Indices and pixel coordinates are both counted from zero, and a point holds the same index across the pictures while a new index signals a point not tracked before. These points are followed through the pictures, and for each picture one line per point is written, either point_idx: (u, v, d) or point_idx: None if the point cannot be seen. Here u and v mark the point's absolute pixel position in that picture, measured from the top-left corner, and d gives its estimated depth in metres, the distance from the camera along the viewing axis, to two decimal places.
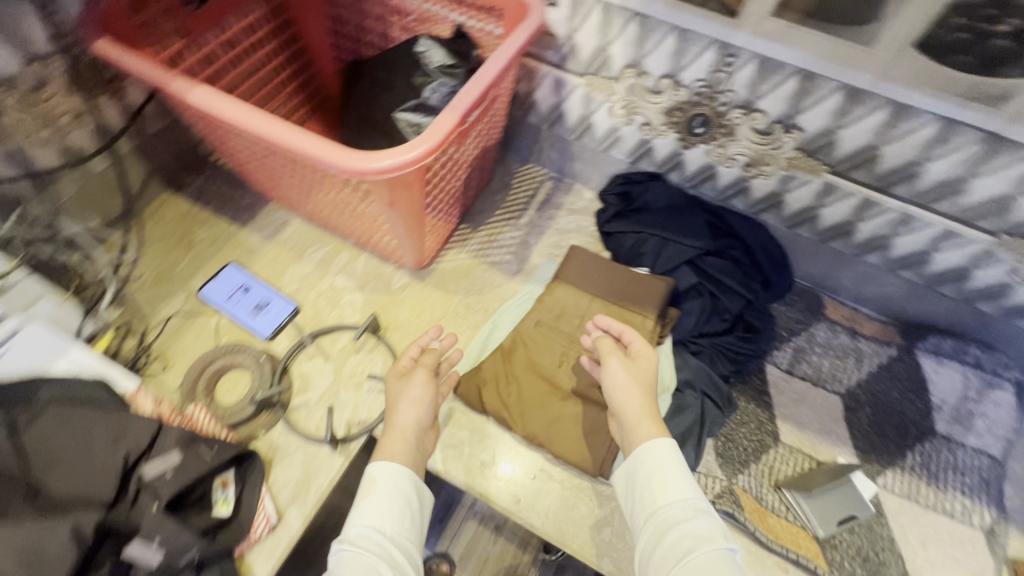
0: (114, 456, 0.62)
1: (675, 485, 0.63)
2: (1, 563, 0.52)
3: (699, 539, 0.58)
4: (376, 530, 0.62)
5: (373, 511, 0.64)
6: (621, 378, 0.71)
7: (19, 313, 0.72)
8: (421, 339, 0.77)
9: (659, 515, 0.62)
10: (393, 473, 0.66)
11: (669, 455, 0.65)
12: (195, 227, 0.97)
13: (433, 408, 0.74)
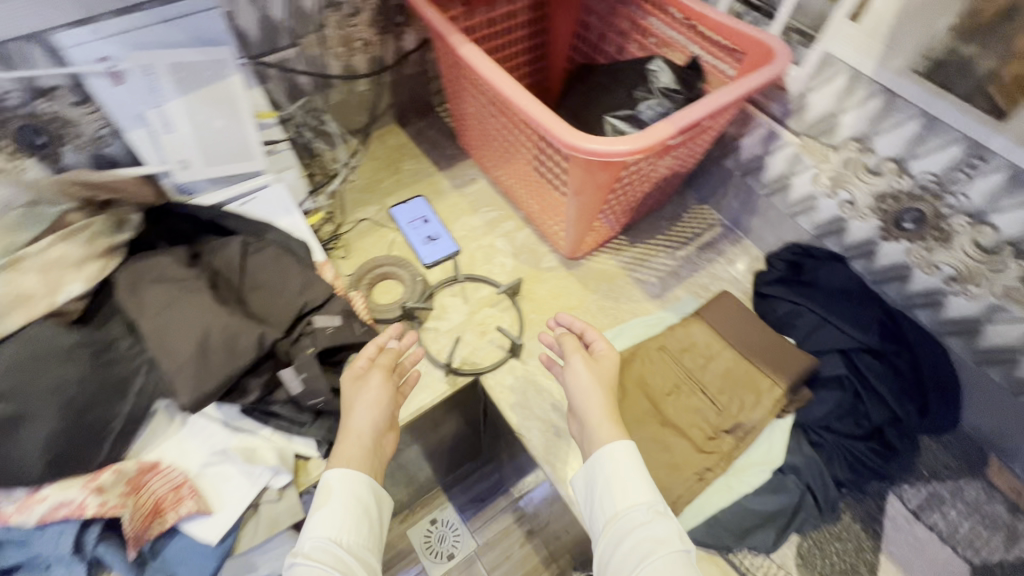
0: (296, 300, 0.76)
1: (633, 487, 0.65)
2: (186, 338, 0.64)
3: (658, 536, 0.61)
4: (329, 540, 0.62)
5: (323, 523, 0.62)
6: (587, 382, 0.71)
7: (274, 172, 0.93)
8: (377, 338, 0.75)
9: (623, 521, 0.63)
10: (346, 482, 0.65)
11: (628, 458, 0.66)
12: (404, 158, 1.13)
13: (391, 409, 0.72)
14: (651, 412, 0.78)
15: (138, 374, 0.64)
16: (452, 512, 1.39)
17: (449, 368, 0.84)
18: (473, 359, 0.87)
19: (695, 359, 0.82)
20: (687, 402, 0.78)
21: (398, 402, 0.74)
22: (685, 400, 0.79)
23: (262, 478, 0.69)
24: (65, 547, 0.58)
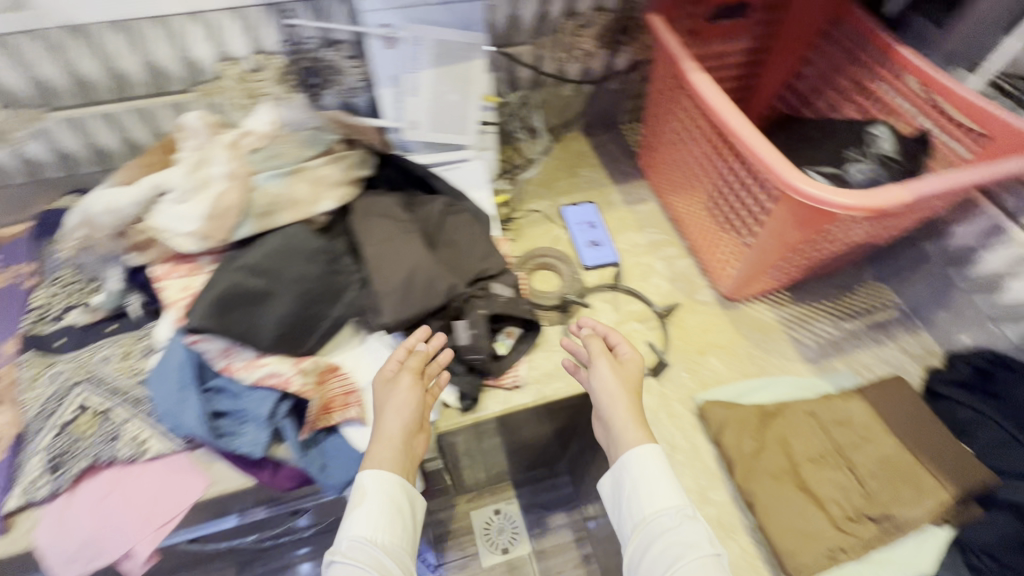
0: (480, 264, 0.83)
1: (661, 492, 0.68)
2: (396, 271, 0.73)
3: (687, 540, 0.64)
4: (365, 540, 0.63)
5: (362, 521, 0.64)
6: (612, 384, 0.74)
7: (477, 150, 1.01)
8: (405, 342, 0.74)
9: (653, 524, 0.66)
10: (378, 481, 0.66)
11: (655, 462, 0.69)
12: (582, 165, 1.18)
13: (420, 411, 0.72)
14: (786, 469, 0.76)
15: (352, 288, 0.74)
16: (515, 510, 1.39)
17: None
18: None
19: (848, 434, 0.78)
20: (829, 472, 0.75)
21: (427, 404, 0.74)
22: (828, 470, 0.75)
23: None
24: (273, 414, 0.69)
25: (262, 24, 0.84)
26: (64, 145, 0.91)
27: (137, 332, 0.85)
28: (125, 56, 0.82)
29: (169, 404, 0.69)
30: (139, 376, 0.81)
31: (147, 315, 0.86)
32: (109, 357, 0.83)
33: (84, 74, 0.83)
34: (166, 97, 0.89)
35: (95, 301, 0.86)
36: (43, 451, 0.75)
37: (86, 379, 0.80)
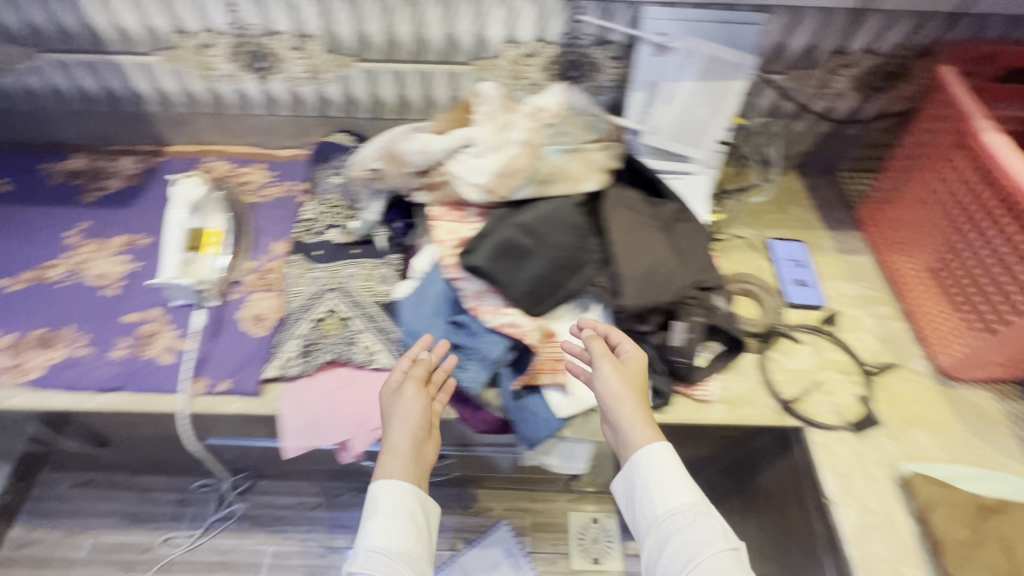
0: (705, 274, 0.84)
1: (674, 492, 0.68)
2: (643, 262, 0.77)
3: (706, 536, 0.65)
4: (380, 549, 0.64)
5: (377, 533, 0.65)
6: (621, 387, 0.72)
7: (704, 166, 1.01)
8: (410, 350, 0.75)
9: (670, 524, 0.67)
10: (393, 490, 0.67)
11: (667, 460, 0.69)
12: (794, 202, 1.14)
13: (428, 419, 0.72)
14: (1004, 569, 0.69)
15: (591, 266, 0.79)
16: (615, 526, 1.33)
17: (784, 404, 0.86)
18: (809, 410, 0.86)
19: None
20: None
21: (437, 409, 0.75)
22: None
23: None
24: (499, 359, 0.77)
25: (553, 16, 0.93)
26: (354, 91, 1.07)
27: (379, 260, 0.97)
28: (435, 26, 0.95)
29: (418, 325, 0.79)
30: (377, 297, 0.92)
31: (389, 248, 0.98)
32: (355, 275, 0.95)
33: (397, 35, 0.97)
34: (448, 66, 1.01)
35: (353, 226, 0.99)
36: (298, 338, 0.88)
37: (337, 288, 0.93)
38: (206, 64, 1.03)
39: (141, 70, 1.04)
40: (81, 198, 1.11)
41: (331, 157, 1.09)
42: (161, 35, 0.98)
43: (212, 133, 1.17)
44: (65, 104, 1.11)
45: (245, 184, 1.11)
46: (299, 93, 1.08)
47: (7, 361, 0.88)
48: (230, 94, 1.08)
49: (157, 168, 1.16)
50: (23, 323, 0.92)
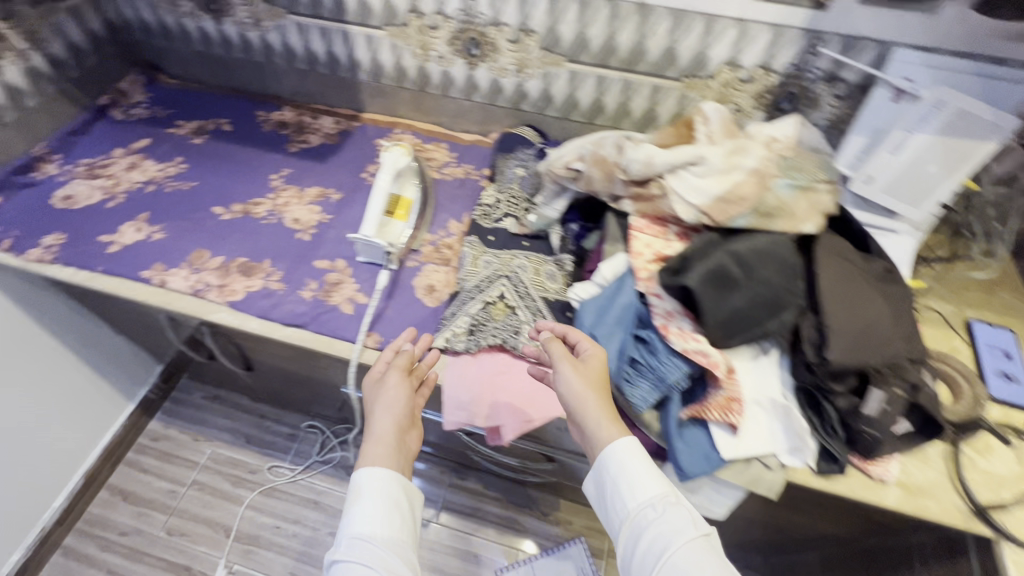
0: (916, 346, 0.76)
1: (642, 483, 0.64)
2: (852, 320, 0.72)
3: (678, 525, 0.61)
4: (365, 537, 0.65)
5: (361, 519, 0.67)
6: (580, 385, 0.70)
7: (909, 227, 0.91)
8: (391, 346, 0.82)
9: (640, 518, 0.63)
10: (375, 477, 0.70)
11: (631, 450, 0.67)
12: (1006, 282, 1.00)
13: (409, 409, 0.77)
14: None
15: (791, 310, 0.74)
16: None
17: (978, 508, 0.76)
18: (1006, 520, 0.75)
19: None
20: None
21: (419, 402, 0.80)
22: None
23: (776, 446, 0.77)
24: (675, 384, 0.74)
25: (788, 44, 0.88)
26: (553, 90, 1.08)
27: (548, 257, 0.99)
28: (659, 38, 0.93)
29: (597, 331, 0.79)
30: (545, 294, 0.94)
31: (561, 249, 0.99)
32: (526, 267, 0.97)
33: (617, 42, 0.96)
34: (656, 79, 1.00)
35: (530, 220, 1.01)
36: (468, 316, 0.91)
37: (508, 276, 0.96)
38: (424, 44, 1.08)
39: (365, 41, 1.11)
40: (286, 147, 1.22)
41: (515, 149, 1.12)
42: (395, 12, 1.04)
43: (406, 108, 1.24)
44: (290, 62, 1.22)
45: (429, 160, 1.17)
46: (500, 83, 1.11)
47: (215, 281, 0.98)
48: (435, 75, 1.14)
49: (352, 132, 1.25)
50: (229, 249, 1.03)
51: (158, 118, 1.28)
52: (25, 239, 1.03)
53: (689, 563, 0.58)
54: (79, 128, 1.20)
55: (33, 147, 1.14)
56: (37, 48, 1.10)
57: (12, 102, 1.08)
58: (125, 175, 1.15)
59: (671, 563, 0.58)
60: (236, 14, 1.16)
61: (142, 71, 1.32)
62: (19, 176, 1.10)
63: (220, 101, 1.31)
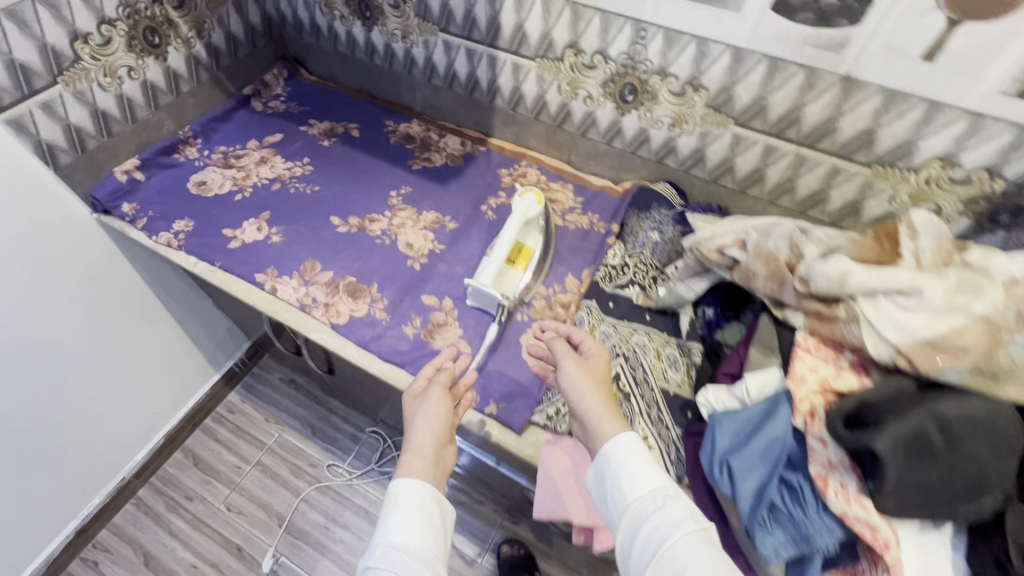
0: None
1: (642, 476, 0.62)
2: None
3: (680, 519, 0.57)
4: (397, 546, 0.62)
5: (395, 529, 0.63)
6: (584, 382, 0.72)
7: None
8: (433, 361, 0.81)
9: (640, 511, 0.60)
10: (413, 486, 0.67)
11: (633, 443, 0.65)
12: None
13: (449, 425, 0.75)
14: None
15: (996, 494, 0.54)
16: None
17: None
18: None
19: None
20: None
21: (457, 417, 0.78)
22: None
23: None
24: (821, 549, 0.60)
25: None
26: (708, 150, 0.96)
27: (671, 339, 0.89)
28: (860, 118, 0.79)
29: (730, 461, 0.66)
30: (665, 386, 0.84)
31: (690, 334, 0.88)
32: (645, 349, 0.87)
33: (804, 114, 0.83)
34: (840, 161, 0.85)
35: (658, 291, 0.91)
36: None
37: (625, 356, 0.86)
38: (574, 81, 1.00)
39: (511, 69, 1.05)
40: (409, 163, 1.19)
41: (650, 207, 1.01)
42: (552, 45, 0.96)
43: (537, 140, 1.17)
44: (428, 77, 1.18)
45: (552, 202, 1.09)
46: (648, 134, 1.00)
47: (322, 297, 0.96)
48: (578, 114, 1.05)
49: (476, 156, 1.20)
50: (340, 265, 1.01)
51: (293, 115, 1.29)
52: (158, 221, 1.06)
53: (690, 557, 0.54)
54: (222, 115, 1.24)
55: (180, 130, 1.18)
56: (201, 37, 1.13)
57: (170, 87, 1.12)
58: (255, 169, 1.17)
59: (670, 555, 0.55)
60: (386, 24, 1.12)
61: (287, 64, 1.34)
62: (163, 156, 1.14)
63: (353, 104, 1.30)
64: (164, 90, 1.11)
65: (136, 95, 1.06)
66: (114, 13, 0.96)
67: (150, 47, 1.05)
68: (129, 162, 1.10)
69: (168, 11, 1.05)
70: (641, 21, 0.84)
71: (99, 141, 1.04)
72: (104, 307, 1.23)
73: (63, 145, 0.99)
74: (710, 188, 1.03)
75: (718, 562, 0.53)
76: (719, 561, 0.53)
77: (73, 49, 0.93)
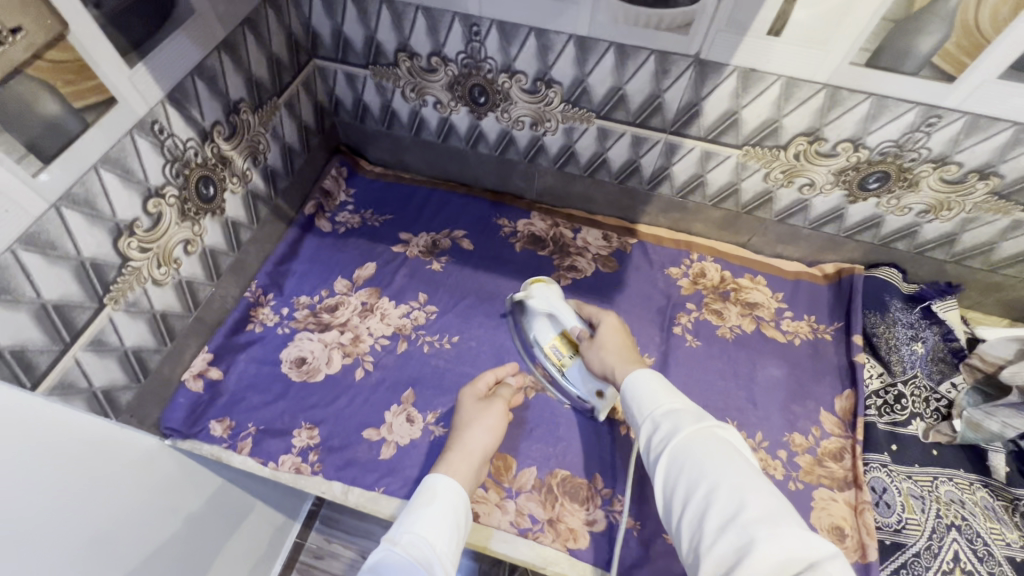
0: None
1: (650, 395, 0.56)
2: None
3: (681, 424, 0.51)
4: (423, 539, 0.53)
5: (424, 524, 0.55)
6: (602, 353, 0.70)
7: None
8: (502, 370, 0.80)
9: (645, 428, 0.54)
10: (447, 495, 0.58)
11: (643, 377, 0.59)
12: None
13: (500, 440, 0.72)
14: None
15: None
16: None
17: None
18: None
19: None
20: None
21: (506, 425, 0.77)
22: None
23: None
24: None
25: None
26: (965, 234, 0.79)
27: (977, 477, 0.74)
28: None
29: None
30: (1011, 553, 0.68)
31: (1010, 476, 0.73)
32: (967, 507, 0.71)
33: None
34: None
35: (953, 425, 0.75)
36: None
37: (959, 528, 0.69)
38: (793, 169, 0.78)
39: (698, 156, 0.81)
40: (553, 278, 0.94)
41: (889, 306, 0.85)
42: (776, 132, 0.74)
43: (705, 225, 0.95)
44: (559, 165, 0.93)
45: (754, 306, 0.89)
46: (882, 220, 0.82)
47: (541, 513, 0.72)
48: (784, 200, 0.84)
49: (630, 253, 0.96)
50: (538, 453, 0.78)
51: (374, 230, 0.98)
52: (267, 438, 0.77)
53: (690, 458, 0.48)
54: (289, 252, 0.94)
55: (246, 290, 0.88)
56: (257, 165, 0.82)
57: (230, 242, 0.80)
58: (362, 325, 0.88)
59: (672, 460, 0.49)
60: (509, 111, 0.85)
61: (345, 158, 1.05)
62: (235, 336, 0.84)
63: (447, 201, 1.02)
64: (224, 250, 0.80)
65: (196, 273, 0.75)
66: (161, 177, 0.64)
67: (205, 203, 0.72)
68: (197, 362, 0.80)
69: (220, 148, 0.73)
70: (937, 107, 0.64)
71: (162, 352, 0.73)
72: (119, 540, 0.64)
73: (123, 380, 0.67)
74: (946, 268, 0.86)
75: (721, 460, 0.47)
76: (724, 455, 0.47)
77: (118, 250, 0.60)
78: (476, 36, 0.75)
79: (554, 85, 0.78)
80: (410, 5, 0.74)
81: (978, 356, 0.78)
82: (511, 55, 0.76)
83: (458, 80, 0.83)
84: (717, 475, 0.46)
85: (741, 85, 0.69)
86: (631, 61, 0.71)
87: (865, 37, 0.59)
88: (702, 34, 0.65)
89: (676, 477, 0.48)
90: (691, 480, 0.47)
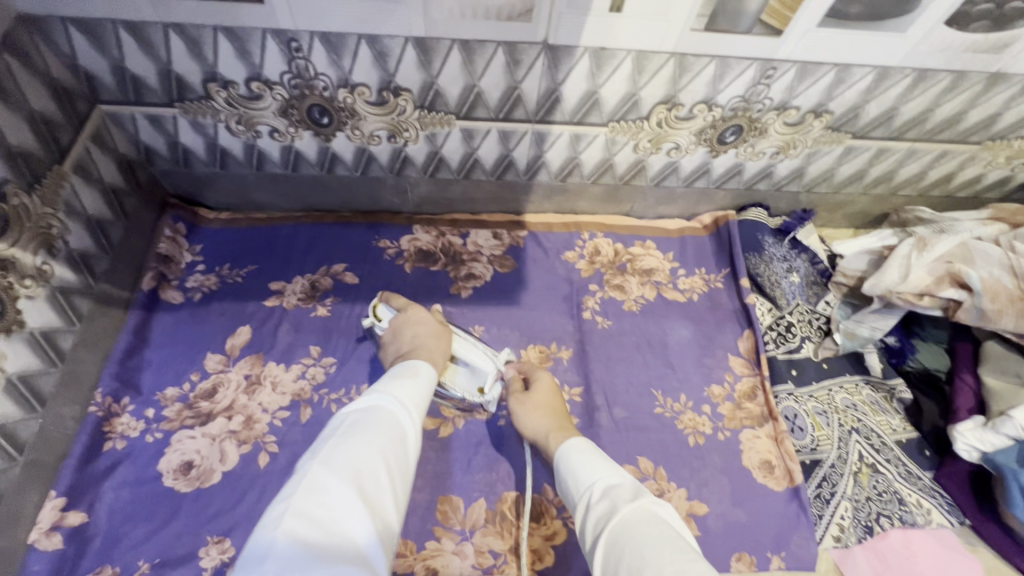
0: None
1: (587, 468, 0.57)
2: None
3: (621, 501, 0.51)
4: (390, 399, 0.54)
5: (401, 387, 0.57)
6: (525, 413, 0.70)
7: None
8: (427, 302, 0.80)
9: (582, 506, 0.54)
10: (428, 372, 0.62)
11: (575, 448, 0.61)
12: None
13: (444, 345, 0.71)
14: None
15: None
16: None
17: None
18: None
19: None
20: None
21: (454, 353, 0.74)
22: None
23: None
24: None
25: None
26: (811, 166, 0.86)
27: (860, 378, 0.84)
28: (991, 105, 0.75)
29: None
30: (897, 436, 0.79)
31: (884, 370, 0.84)
32: (859, 408, 0.81)
33: (933, 114, 0.76)
34: (954, 145, 0.82)
35: (834, 338, 0.84)
36: (847, 499, 0.74)
37: (857, 430, 0.78)
38: (658, 136, 0.79)
39: (568, 140, 0.79)
40: (453, 292, 0.88)
41: (763, 243, 0.92)
42: (636, 105, 0.73)
43: (588, 202, 0.94)
44: (430, 173, 0.86)
45: (651, 272, 0.92)
46: (743, 167, 0.86)
47: (501, 544, 0.69)
48: (656, 166, 0.85)
49: (523, 246, 0.93)
50: (483, 482, 0.74)
51: (237, 287, 0.85)
52: (165, 574, 0.63)
53: (627, 538, 0.47)
54: (136, 340, 0.78)
55: (90, 405, 0.72)
56: (56, 254, 0.66)
57: (47, 357, 0.66)
58: (252, 402, 0.75)
59: (611, 542, 0.48)
60: (362, 127, 0.76)
61: (178, 212, 0.88)
62: (91, 465, 0.69)
63: (316, 235, 0.91)
64: (41, 370, 0.65)
65: (7, 413, 0.61)
66: None
67: None
68: (46, 515, 0.65)
69: None
70: (772, 60, 0.67)
71: None
72: None
73: None
74: (800, 198, 0.94)
75: (660, 540, 0.46)
76: (662, 535, 0.46)
77: None
78: (298, 52, 0.64)
79: (403, 93, 0.70)
80: (205, 27, 0.61)
81: (840, 272, 0.87)
82: (346, 68, 0.66)
83: (291, 103, 0.71)
84: (652, 559, 0.43)
85: (595, 65, 0.67)
86: (480, 56, 0.65)
87: (699, 4, 0.59)
88: (546, 19, 0.61)
89: (613, 562, 0.46)
90: (630, 566, 0.44)
